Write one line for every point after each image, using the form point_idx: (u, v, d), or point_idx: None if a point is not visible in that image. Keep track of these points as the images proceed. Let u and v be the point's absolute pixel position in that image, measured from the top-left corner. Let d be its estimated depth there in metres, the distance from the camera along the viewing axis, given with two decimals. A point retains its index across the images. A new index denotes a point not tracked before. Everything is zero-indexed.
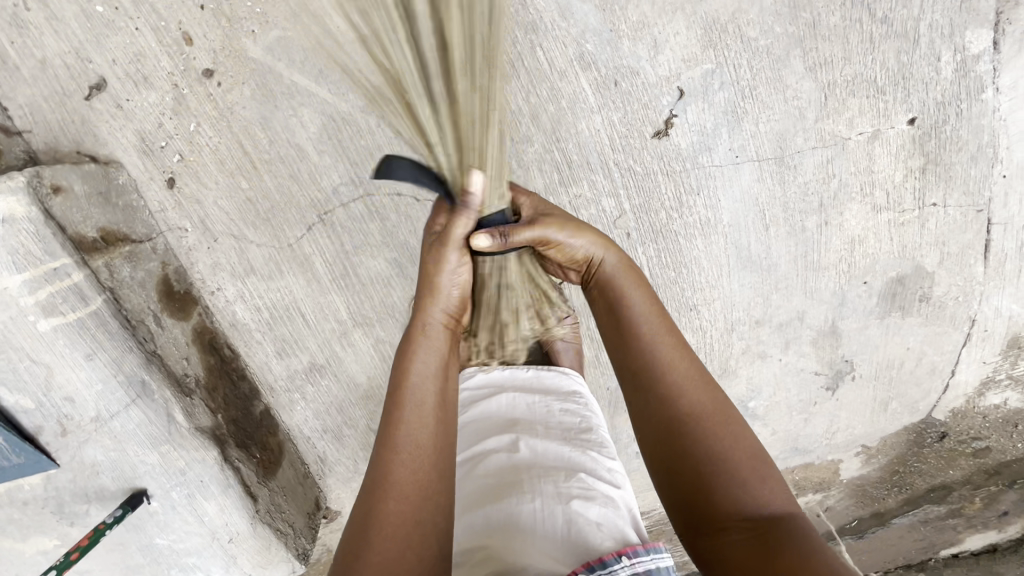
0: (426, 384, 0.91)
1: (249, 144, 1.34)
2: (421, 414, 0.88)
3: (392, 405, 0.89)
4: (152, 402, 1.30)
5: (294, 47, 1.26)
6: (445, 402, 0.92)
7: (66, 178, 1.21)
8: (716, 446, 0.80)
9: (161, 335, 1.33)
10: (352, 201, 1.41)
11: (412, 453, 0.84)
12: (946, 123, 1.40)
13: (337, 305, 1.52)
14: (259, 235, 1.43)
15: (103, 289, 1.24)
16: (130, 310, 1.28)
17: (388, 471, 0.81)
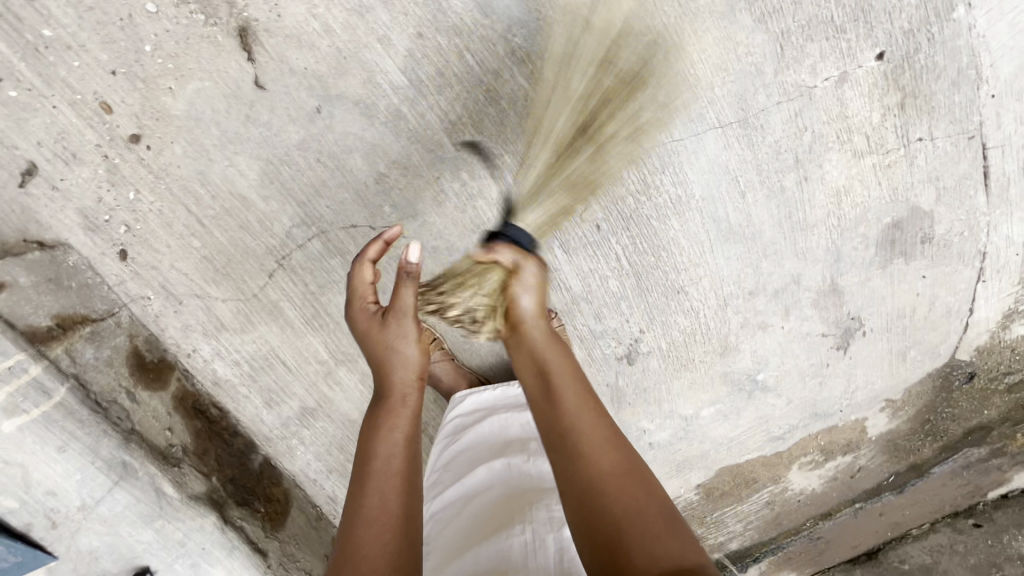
0: (394, 455, 0.87)
1: (193, 203, 1.30)
2: (391, 488, 0.84)
3: (359, 481, 0.86)
4: (137, 482, 1.36)
5: (216, 96, 1.21)
6: (417, 472, 0.88)
7: (10, 273, 1.27)
8: (635, 512, 0.73)
9: (137, 411, 1.38)
10: (308, 240, 1.36)
11: (380, 532, 0.80)
12: (917, 51, 1.30)
13: (316, 347, 1.48)
14: (222, 290, 1.40)
15: (65, 375, 1.31)
16: (98, 392, 1.34)
17: (358, 559, 0.77)
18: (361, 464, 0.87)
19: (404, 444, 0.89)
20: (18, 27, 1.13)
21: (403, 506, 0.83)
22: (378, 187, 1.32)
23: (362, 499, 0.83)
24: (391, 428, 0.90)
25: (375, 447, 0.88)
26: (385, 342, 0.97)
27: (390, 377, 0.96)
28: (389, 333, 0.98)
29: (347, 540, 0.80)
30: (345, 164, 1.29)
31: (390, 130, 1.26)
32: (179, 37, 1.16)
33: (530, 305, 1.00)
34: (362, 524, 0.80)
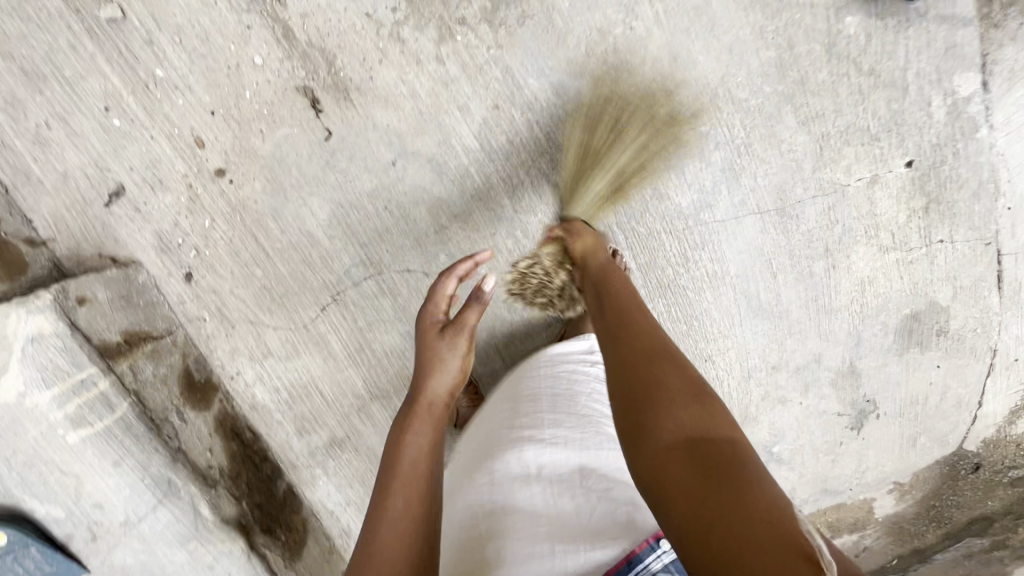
0: (420, 458, 0.96)
1: (262, 236, 1.38)
2: (415, 493, 0.92)
3: (385, 481, 0.94)
4: (179, 501, 1.37)
5: (301, 143, 1.30)
6: (439, 481, 0.96)
7: (91, 288, 1.29)
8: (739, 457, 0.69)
9: (185, 430, 1.40)
10: (364, 279, 1.44)
11: (396, 526, 0.87)
12: (944, 163, 1.41)
13: (355, 381, 1.54)
14: (274, 318, 1.46)
15: (127, 393, 1.32)
16: (154, 410, 1.35)
17: (377, 560, 0.83)
18: (389, 467, 0.95)
19: (429, 453, 0.98)
20: (133, 64, 1.22)
21: (425, 512, 0.90)
22: (436, 237, 1.41)
23: (387, 500, 0.90)
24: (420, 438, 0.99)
25: (402, 451, 0.97)
26: (437, 357, 1.08)
27: (425, 390, 1.06)
28: (444, 343, 1.09)
29: (372, 536, 0.87)
30: (409, 214, 1.38)
31: (456, 187, 1.36)
32: (277, 87, 1.25)
33: (588, 246, 1.15)
34: (384, 519, 0.88)
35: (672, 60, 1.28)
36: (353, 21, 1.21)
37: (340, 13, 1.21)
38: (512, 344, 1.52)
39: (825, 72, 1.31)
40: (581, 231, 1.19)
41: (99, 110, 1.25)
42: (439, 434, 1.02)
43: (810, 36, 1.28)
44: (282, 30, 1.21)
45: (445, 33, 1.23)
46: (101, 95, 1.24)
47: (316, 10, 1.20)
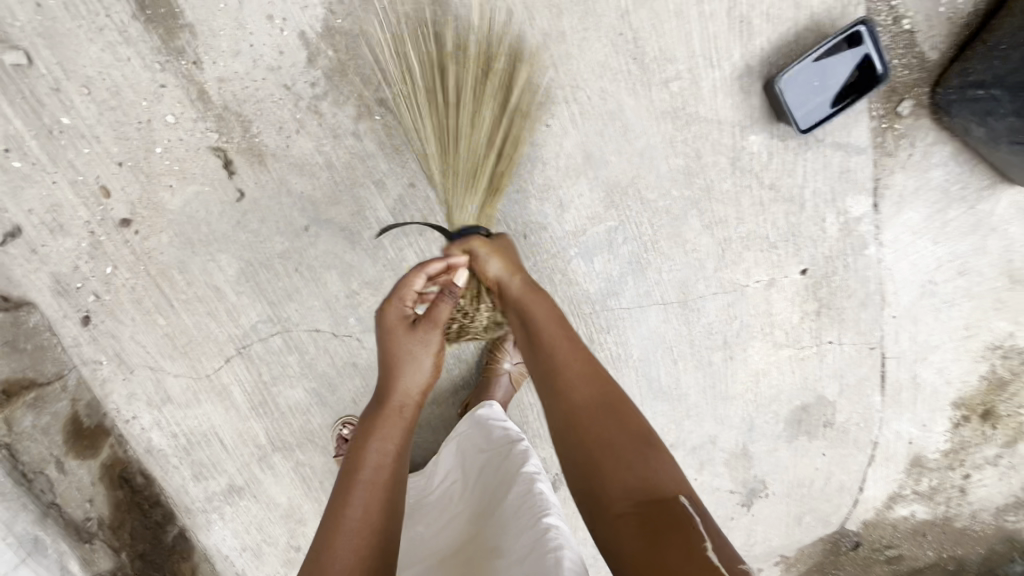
0: (384, 462, 0.94)
1: (166, 286, 1.36)
2: (376, 500, 0.90)
3: (344, 486, 0.91)
4: (44, 560, 1.38)
5: (212, 201, 1.30)
6: (401, 486, 0.95)
7: None
8: (635, 471, 0.85)
9: (62, 481, 1.39)
10: (270, 335, 1.44)
11: (352, 532, 0.87)
12: (835, 273, 1.51)
13: (257, 431, 1.53)
14: (176, 366, 1.44)
15: (0, 448, 1.32)
16: (27, 463, 1.36)
17: (328, 569, 0.83)
18: (350, 471, 0.93)
19: (392, 457, 0.95)
20: (38, 110, 1.19)
21: (383, 522, 0.89)
22: (347, 301, 1.41)
23: (344, 506, 0.89)
24: (381, 441, 0.96)
25: (366, 454, 0.94)
26: (409, 351, 1.02)
27: (393, 390, 1.01)
28: (411, 343, 1.02)
29: (325, 541, 0.86)
30: (321, 277, 1.39)
31: (369, 255, 1.37)
32: (189, 146, 1.25)
33: (499, 270, 1.05)
34: (339, 531, 0.86)
35: (585, 158, 1.33)
36: (271, 91, 1.22)
37: (257, 82, 1.21)
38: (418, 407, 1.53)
39: (728, 183, 1.38)
40: (488, 259, 1.06)
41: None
42: (405, 436, 0.99)
43: (716, 149, 1.34)
44: (197, 92, 1.21)
45: (363, 111, 1.24)
46: (2, 136, 1.21)
47: (233, 76, 1.20)
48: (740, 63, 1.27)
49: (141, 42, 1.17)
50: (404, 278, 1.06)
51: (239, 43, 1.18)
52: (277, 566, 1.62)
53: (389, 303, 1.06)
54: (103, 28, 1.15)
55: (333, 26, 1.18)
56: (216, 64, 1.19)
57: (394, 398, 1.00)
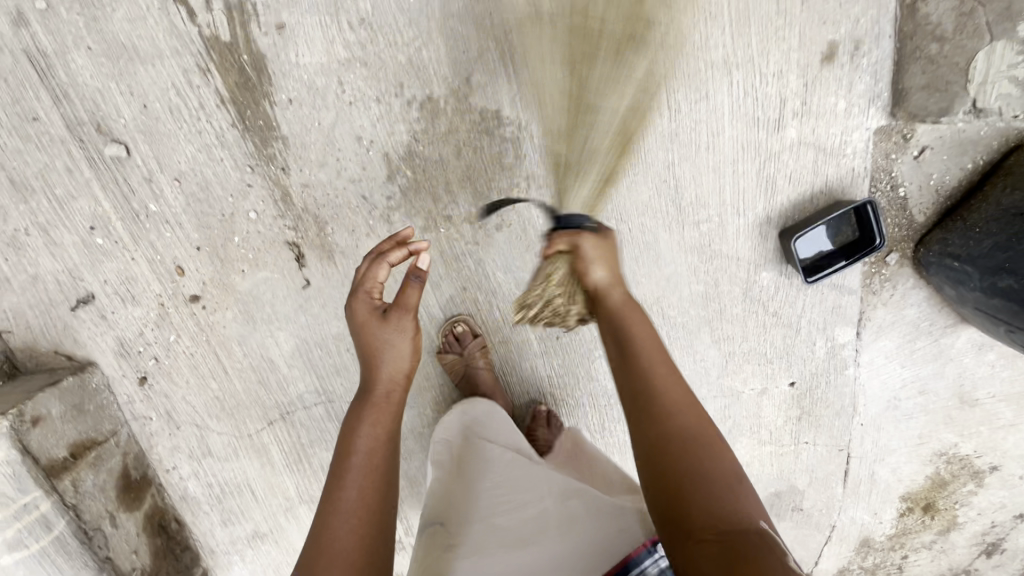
0: (373, 449, 1.01)
1: (224, 355, 1.46)
2: (368, 483, 0.97)
3: (336, 473, 0.98)
4: None
5: (278, 286, 1.40)
6: (390, 469, 1.01)
7: (45, 407, 1.30)
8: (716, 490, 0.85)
9: (116, 535, 1.42)
10: (314, 404, 1.55)
11: (343, 514, 0.93)
12: (818, 386, 1.72)
13: (287, 485, 1.65)
14: (221, 425, 1.54)
15: (65, 509, 1.32)
16: (89, 521, 1.36)
17: (328, 549, 0.90)
18: (342, 459, 1.00)
19: (382, 441, 1.02)
20: (128, 196, 1.28)
21: (376, 503, 0.96)
22: None
23: (340, 490, 0.96)
24: (370, 427, 1.02)
25: (355, 443, 1.00)
26: (384, 341, 1.07)
27: (377, 381, 1.06)
28: (387, 332, 1.07)
29: (323, 527, 0.92)
30: None
31: None
32: (265, 238, 1.35)
33: (604, 277, 1.02)
34: (335, 513, 0.93)
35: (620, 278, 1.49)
36: (349, 199, 1.33)
37: (338, 190, 1.32)
38: None
39: (738, 308, 1.57)
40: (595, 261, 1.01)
41: (84, 229, 1.30)
42: (393, 421, 1.05)
43: (732, 280, 1.53)
44: (281, 194, 1.31)
45: (430, 223, 1.37)
46: (88, 216, 1.29)
47: (317, 184, 1.31)
48: (762, 214, 1.46)
49: (236, 147, 1.26)
50: (370, 268, 1.10)
51: (327, 156, 1.29)
52: None
53: (356, 300, 1.10)
54: (202, 131, 1.24)
55: (414, 150, 1.29)
56: (303, 172, 1.30)
57: (378, 387, 1.06)
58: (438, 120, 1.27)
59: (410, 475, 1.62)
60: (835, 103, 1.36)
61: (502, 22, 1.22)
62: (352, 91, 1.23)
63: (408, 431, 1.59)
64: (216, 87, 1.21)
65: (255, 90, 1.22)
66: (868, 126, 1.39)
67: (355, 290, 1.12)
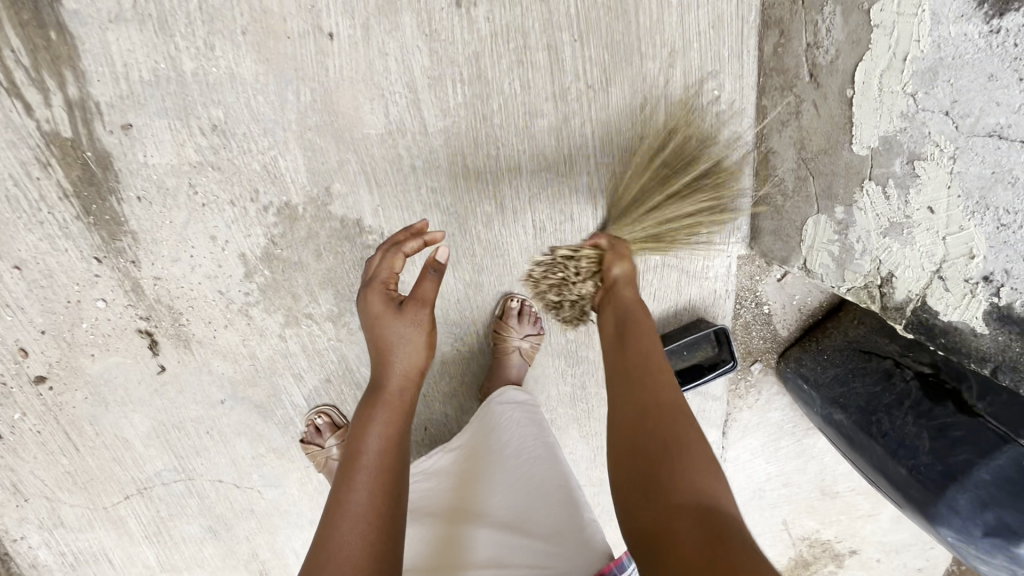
0: (381, 448, 0.91)
1: (75, 433, 1.43)
2: (378, 483, 0.87)
3: (343, 473, 0.88)
4: None
5: (132, 370, 1.38)
6: (402, 471, 0.91)
7: None
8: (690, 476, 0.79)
9: None
10: (173, 481, 1.53)
11: (350, 516, 0.82)
12: None
13: (146, 555, 1.62)
14: (73, 498, 1.51)
15: None
16: None
17: (335, 554, 0.78)
18: (350, 458, 0.89)
19: (394, 438, 0.93)
20: None
21: (385, 505, 0.85)
22: (252, 461, 1.54)
23: (348, 489, 0.85)
24: (383, 425, 0.93)
25: (362, 440, 0.91)
26: (394, 336, 0.99)
27: (389, 375, 0.98)
28: (402, 325, 0.99)
29: (327, 533, 0.81)
30: (230, 440, 1.50)
31: (278, 429, 1.50)
32: (116, 325, 1.32)
33: (622, 273, 1.11)
34: (341, 517, 0.82)
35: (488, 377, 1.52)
36: (205, 293, 1.31)
37: (193, 284, 1.30)
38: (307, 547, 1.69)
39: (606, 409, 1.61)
40: (618, 258, 1.12)
41: None
42: (405, 422, 0.96)
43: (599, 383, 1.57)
44: (132, 285, 1.29)
45: (291, 319, 1.37)
46: None
47: (171, 277, 1.29)
48: None
49: (81, 239, 1.22)
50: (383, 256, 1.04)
51: (181, 253, 1.27)
52: None
53: (370, 294, 1.03)
54: (43, 221, 1.20)
55: (272, 252, 1.29)
56: (154, 266, 1.27)
57: (391, 383, 0.97)
58: (297, 226, 1.27)
59: (275, 546, 1.67)
60: None
61: (361, 136, 1.22)
62: (204, 194, 1.22)
63: (273, 507, 1.62)
64: (57, 180, 1.17)
65: (100, 186, 1.19)
66: (730, 254, 1.44)
67: (369, 284, 1.05)
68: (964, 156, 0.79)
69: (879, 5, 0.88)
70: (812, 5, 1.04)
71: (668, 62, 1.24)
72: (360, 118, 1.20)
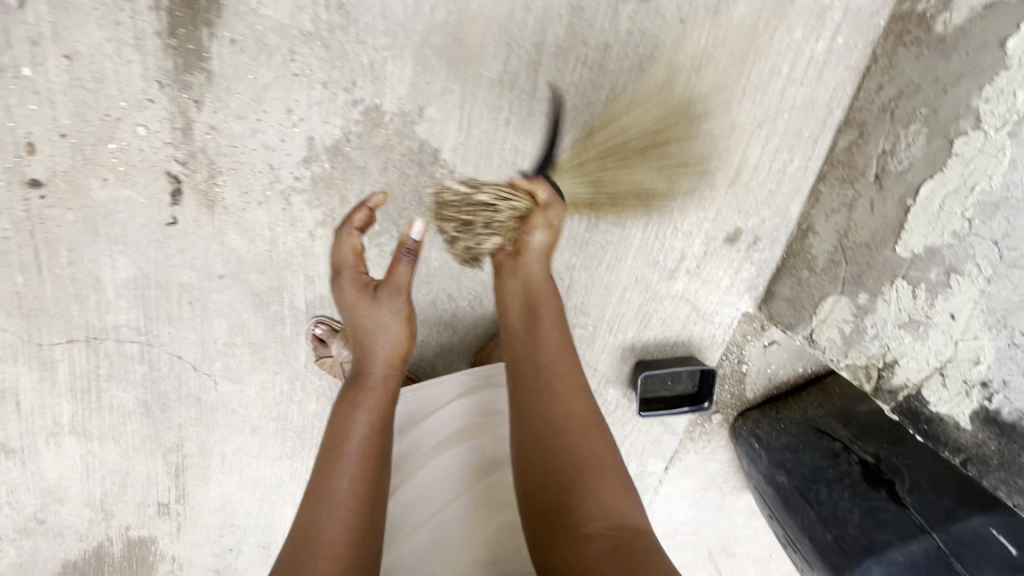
0: (366, 436, 0.99)
1: (45, 255, 1.30)
2: (360, 472, 0.96)
3: (328, 461, 0.96)
4: None
5: (140, 211, 1.28)
6: (380, 455, 1.00)
7: None
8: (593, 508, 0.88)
9: None
10: (130, 341, 1.42)
11: (319, 503, 0.92)
12: None
13: (61, 410, 1.49)
14: (10, 323, 1.36)
15: None
16: None
17: (318, 540, 0.88)
18: (334, 446, 0.97)
19: (377, 427, 1.01)
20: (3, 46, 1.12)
21: (365, 490, 0.95)
22: (222, 348, 1.46)
23: (332, 478, 0.94)
24: (368, 414, 1.01)
25: (344, 429, 0.99)
26: (368, 327, 1.05)
27: (371, 363, 1.05)
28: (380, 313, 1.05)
29: (313, 518, 0.91)
30: (209, 319, 1.42)
31: (265, 325, 1.44)
32: (145, 158, 1.23)
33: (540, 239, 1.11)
34: (327, 504, 0.91)
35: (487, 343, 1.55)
36: (254, 161, 1.26)
37: (246, 148, 1.24)
38: (237, 455, 1.63)
39: None
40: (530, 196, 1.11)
41: None
42: (388, 409, 1.04)
43: None
44: (182, 124, 1.21)
45: (329, 219, 1.33)
46: None
47: (227, 132, 1.23)
48: (629, 339, 1.59)
49: (153, 57, 1.15)
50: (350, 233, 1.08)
51: (249, 112, 1.21)
52: (15, 517, 1.62)
53: (346, 279, 1.09)
54: (119, 23, 1.13)
55: (340, 148, 1.26)
56: (215, 114, 1.21)
57: (373, 369, 1.05)
58: (376, 134, 1.26)
59: (205, 443, 1.59)
60: (720, 278, 1.52)
61: (474, 74, 1.23)
62: (301, 64, 1.18)
63: (220, 403, 1.54)
64: None
65: (199, 13, 1.13)
66: (739, 308, 1.57)
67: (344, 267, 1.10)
68: (999, 281, 0.96)
69: (964, 138, 1.03)
70: (901, 120, 1.19)
71: (758, 120, 1.35)
72: (480, 57, 1.22)
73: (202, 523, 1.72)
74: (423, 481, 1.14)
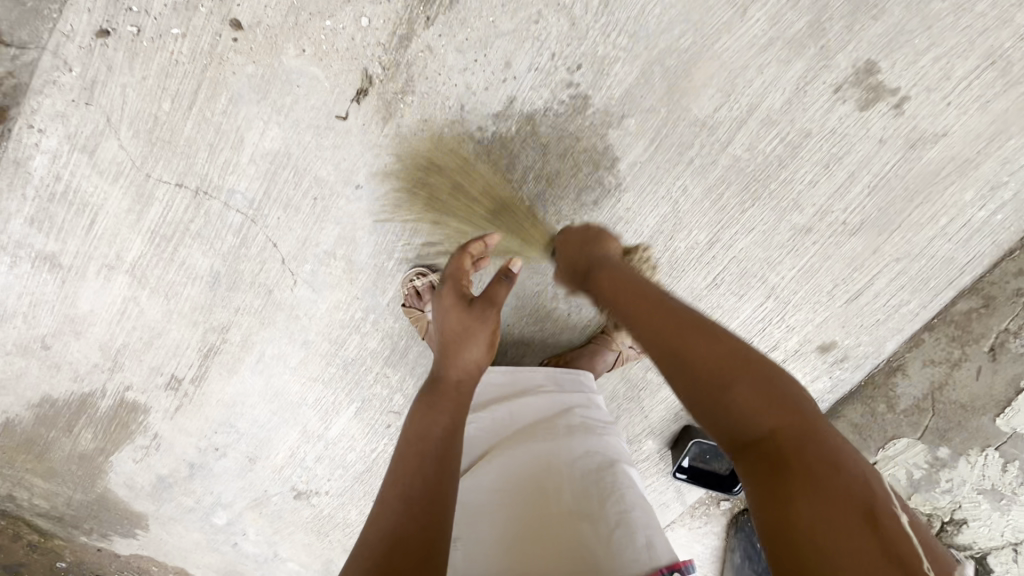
0: (433, 438, 0.98)
1: (206, 94, 1.26)
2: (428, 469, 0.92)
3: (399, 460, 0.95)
4: None
5: (319, 94, 1.26)
6: (449, 455, 0.96)
7: None
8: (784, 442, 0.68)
9: None
10: (236, 210, 1.37)
11: (399, 503, 0.87)
12: None
13: (131, 247, 1.41)
14: (131, 142, 1.30)
15: None
16: None
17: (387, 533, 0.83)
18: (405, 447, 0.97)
19: (444, 431, 0.99)
20: None
21: (433, 485, 0.90)
22: (319, 254, 1.41)
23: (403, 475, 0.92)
24: (439, 420, 1.00)
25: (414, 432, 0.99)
26: (459, 340, 1.11)
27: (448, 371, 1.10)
28: (472, 322, 1.12)
29: (385, 511, 0.87)
30: (323, 221, 1.38)
31: (372, 248, 1.41)
32: (352, 49, 1.23)
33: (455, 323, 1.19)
34: (395, 500, 0.88)
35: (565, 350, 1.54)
36: (449, 96, 1.26)
37: (449, 81, 1.25)
38: (274, 361, 1.56)
39: None
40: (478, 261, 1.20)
41: None
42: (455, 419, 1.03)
43: (628, 423, 1.66)
44: (403, 34, 1.22)
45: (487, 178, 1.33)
46: None
47: (440, 59, 1.23)
48: None
49: None
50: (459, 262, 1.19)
51: (470, 50, 1.22)
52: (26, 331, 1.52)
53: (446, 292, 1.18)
54: None
55: (534, 119, 1.28)
56: (438, 39, 1.22)
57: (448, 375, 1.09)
58: (572, 120, 1.28)
59: (251, 336, 1.53)
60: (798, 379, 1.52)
61: (684, 106, 1.28)
62: (540, 30, 1.21)
63: (287, 305, 1.48)
64: None
65: None
66: None
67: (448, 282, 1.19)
68: None
69: None
70: None
71: (899, 255, 1.38)
72: (697, 94, 1.27)
73: (203, 412, 1.63)
74: (501, 462, 1.09)
